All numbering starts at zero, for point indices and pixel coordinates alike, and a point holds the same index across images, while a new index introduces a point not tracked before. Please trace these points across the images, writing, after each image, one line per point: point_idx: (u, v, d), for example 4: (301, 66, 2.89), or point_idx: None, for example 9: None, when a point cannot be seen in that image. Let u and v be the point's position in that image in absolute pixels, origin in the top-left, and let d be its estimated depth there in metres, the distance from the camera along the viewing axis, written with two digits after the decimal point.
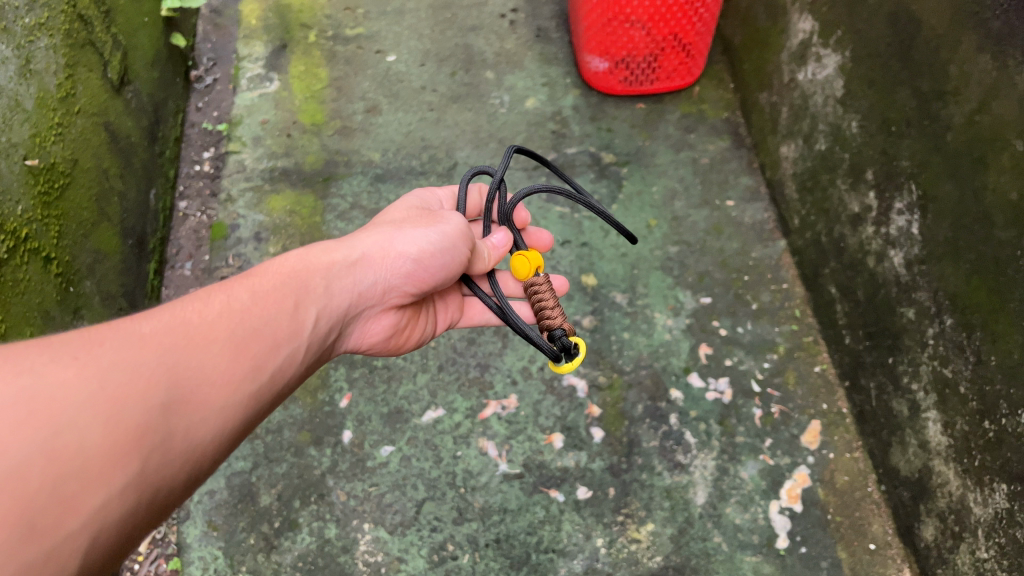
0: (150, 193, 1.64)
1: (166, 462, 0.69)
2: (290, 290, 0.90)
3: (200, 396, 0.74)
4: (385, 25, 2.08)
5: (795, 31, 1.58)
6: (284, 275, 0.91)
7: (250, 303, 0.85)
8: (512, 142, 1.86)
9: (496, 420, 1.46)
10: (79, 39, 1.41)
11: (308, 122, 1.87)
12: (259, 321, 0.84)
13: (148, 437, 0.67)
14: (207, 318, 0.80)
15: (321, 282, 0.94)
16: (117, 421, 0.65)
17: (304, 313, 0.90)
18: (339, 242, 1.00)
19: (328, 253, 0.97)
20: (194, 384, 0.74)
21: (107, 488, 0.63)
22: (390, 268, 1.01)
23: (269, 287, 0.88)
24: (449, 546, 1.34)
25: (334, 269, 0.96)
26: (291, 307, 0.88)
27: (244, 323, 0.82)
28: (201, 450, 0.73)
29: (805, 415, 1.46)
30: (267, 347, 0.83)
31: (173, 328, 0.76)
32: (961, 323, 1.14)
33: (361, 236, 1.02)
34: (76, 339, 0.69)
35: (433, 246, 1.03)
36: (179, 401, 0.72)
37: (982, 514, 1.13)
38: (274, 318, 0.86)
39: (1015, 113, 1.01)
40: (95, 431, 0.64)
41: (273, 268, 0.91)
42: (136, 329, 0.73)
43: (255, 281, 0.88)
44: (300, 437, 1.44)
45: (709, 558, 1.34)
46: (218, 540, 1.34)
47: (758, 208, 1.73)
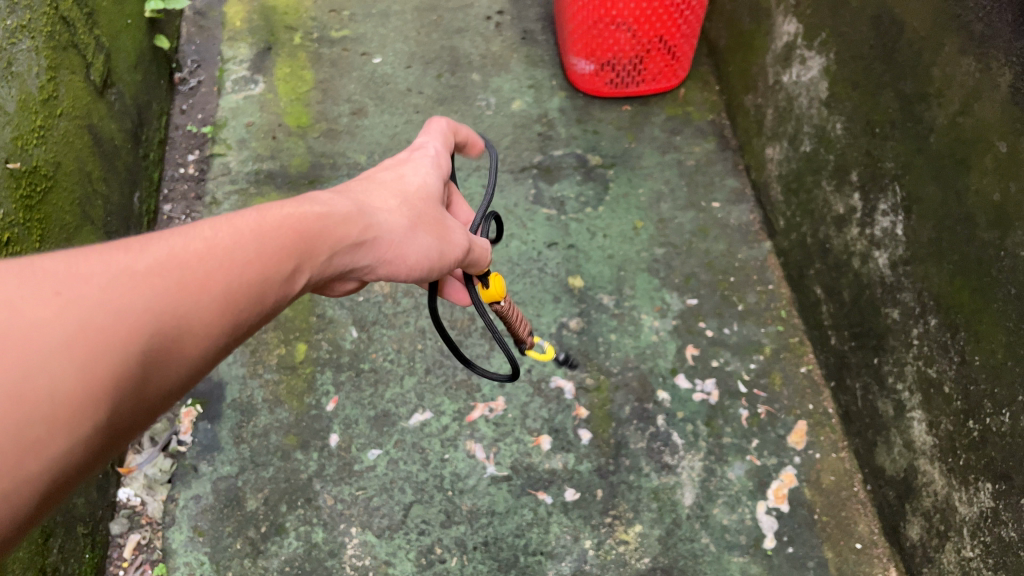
0: (134, 197, 1.63)
1: (131, 416, 0.56)
2: (307, 242, 0.72)
3: (186, 347, 0.59)
4: (371, 28, 2.07)
5: (780, 34, 1.59)
6: (304, 224, 0.72)
7: (262, 249, 0.67)
8: (499, 144, 1.86)
9: (483, 423, 1.46)
10: (61, 41, 1.40)
11: (293, 125, 1.87)
12: (266, 274, 0.67)
13: (122, 388, 0.54)
14: (213, 260, 0.62)
15: (331, 252, 0.75)
16: (92, 372, 0.52)
17: (304, 277, 0.72)
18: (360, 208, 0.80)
19: (350, 208, 0.79)
20: (182, 332, 0.59)
21: (70, 438, 0.51)
22: (389, 261, 0.81)
23: (286, 234, 0.70)
24: (437, 549, 1.34)
25: (348, 245, 0.77)
26: (305, 264, 0.71)
27: (247, 275, 0.65)
28: (168, 399, 0.60)
29: (792, 416, 1.47)
30: (263, 305, 0.67)
31: (173, 265, 0.60)
32: (945, 323, 1.15)
33: (379, 207, 0.82)
34: (57, 268, 0.54)
35: (433, 261, 0.86)
36: (160, 351, 0.57)
37: (967, 513, 1.13)
38: (281, 274, 0.68)
39: (997, 115, 1.02)
40: (70, 379, 0.51)
41: (301, 208, 0.73)
42: (128, 262, 0.57)
43: (272, 217, 0.70)
44: (286, 442, 1.43)
45: (697, 558, 1.34)
46: (203, 545, 1.33)
47: (744, 210, 1.74)
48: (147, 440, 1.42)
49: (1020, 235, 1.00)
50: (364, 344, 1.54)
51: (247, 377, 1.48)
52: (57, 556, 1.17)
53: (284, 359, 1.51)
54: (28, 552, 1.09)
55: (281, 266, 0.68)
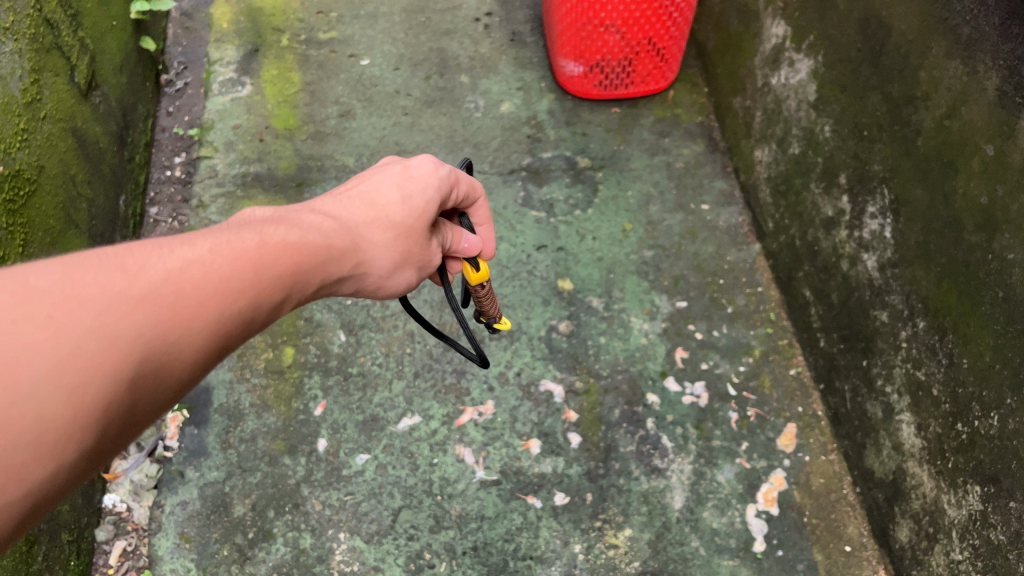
0: (119, 200, 1.62)
1: (113, 441, 0.56)
2: (296, 271, 0.71)
3: (173, 373, 0.59)
4: (358, 30, 2.06)
5: (768, 36, 1.59)
6: (293, 253, 0.71)
7: (253, 276, 0.66)
8: (488, 147, 1.85)
9: (473, 427, 1.45)
10: (45, 43, 1.39)
11: (281, 127, 1.85)
12: (254, 302, 0.66)
13: (110, 417, 0.54)
14: (207, 286, 0.62)
15: (318, 282, 0.75)
16: (81, 402, 0.51)
17: (286, 304, 0.72)
18: (348, 235, 0.79)
19: (338, 232, 0.78)
20: (169, 359, 0.58)
21: (53, 463, 0.50)
22: (370, 284, 0.84)
23: (277, 263, 0.69)
24: (426, 554, 1.33)
25: (331, 275, 0.77)
26: (290, 292, 0.71)
27: (237, 304, 0.64)
28: (148, 421, 0.60)
29: (781, 419, 1.47)
30: (246, 331, 0.67)
31: (168, 290, 0.59)
32: (933, 326, 1.15)
33: (370, 235, 0.81)
34: (53, 285, 0.53)
35: (407, 286, 0.88)
36: (148, 378, 0.57)
37: (956, 515, 1.13)
38: (267, 301, 0.68)
39: (984, 118, 1.02)
40: (60, 408, 0.50)
41: (291, 233, 0.73)
42: (125, 286, 0.56)
43: (267, 244, 0.69)
44: (274, 447, 1.42)
45: (687, 562, 1.34)
46: (190, 552, 1.32)
47: (732, 212, 1.74)
48: (133, 445, 1.40)
49: (1007, 239, 1.00)
50: (352, 348, 1.53)
51: (234, 381, 1.47)
52: (41, 564, 1.15)
53: (272, 363, 1.50)
54: (13, 560, 1.08)
55: (272, 293, 0.68)
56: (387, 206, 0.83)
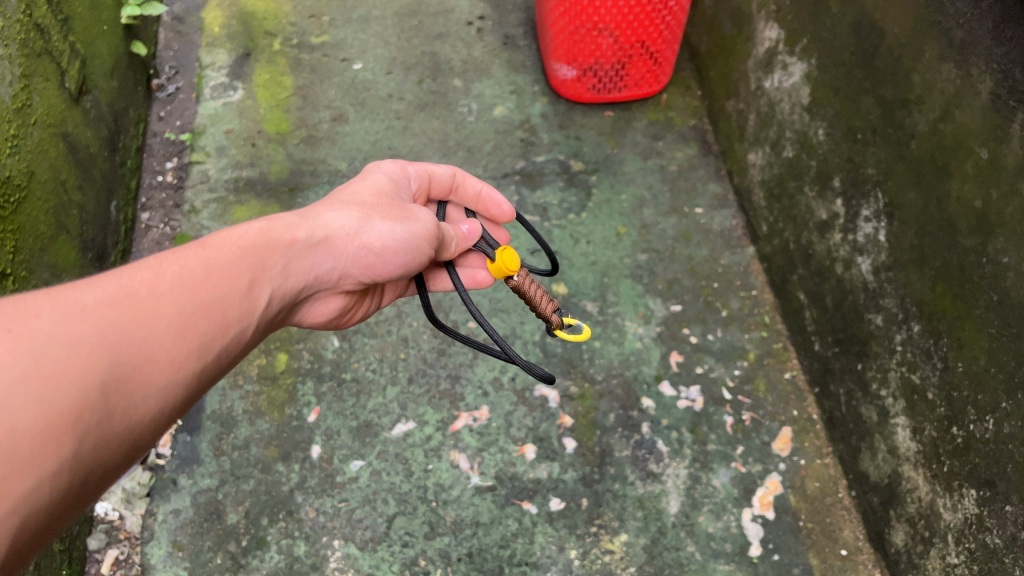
0: (111, 206, 1.61)
1: (101, 444, 0.63)
2: (252, 257, 0.83)
3: (143, 374, 0.68)
4: (350, 33, 2.06)
5: (761, 39, 1.59)
6: (244, 245, 0.84)
7: (207, 271, 0.78)
8: (481, 151, 1.85)
9: (467, 432, 1.45)
10: (35, 48, 1.38)
11: (273, 131, 1.85)
12: (215, 293, 0.77)
13: (88, 411, 0.61)
14: (155, 292, 0.72)
15: (280, 261, 0.87)
16: (51, 402, 0.59)
17: (258, 291, 0.83)
18: (302, 218, 0.93)
19: (282, 232, 0.89)
20: (138, 360, 0.67)
21: (38, 468, 0.57)
22: (352, 255, 0.95)
23: (228, 256, 0.81)
24: (421, 561, 1.32)
25: (294, 249, 0.89)
26: (245, 286, 0.81)
27: (197, 298, 0.75)
28: (139, 431, 0.67)
29: (776, 423, 1.47)
30: (219, 324, 0.77)
31: (121, 298, 0.69)
32: (928, 330, 1.15)
33: (326, 213, 0.95)
34: (9, 309, 0.62)
35: (396, 243, 0.97)
36: (120, 378, 0.65)
37: (951, 519, 1.13)
38: (229, 290, 0.79)
39: (978, 121, 1.02)
40: (33, 404, 0.57)
41: (231, 239, 0.84)
42: (75, 302, 0.66)
43: (211, 249, 0.81)
44: (267, 453, 1.41)
45: (683, 567, 1.33)
46: (183, 560, 1.31)
47: (726, 216, 1.74)
48: None
49: (1001, 242, 1.00)
50: (346, 354, 1.52)
51: (227, 388, 1.46)
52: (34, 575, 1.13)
53: (265, 369, 1.49)
54: None
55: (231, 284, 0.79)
56: (331, 200, 0.98)
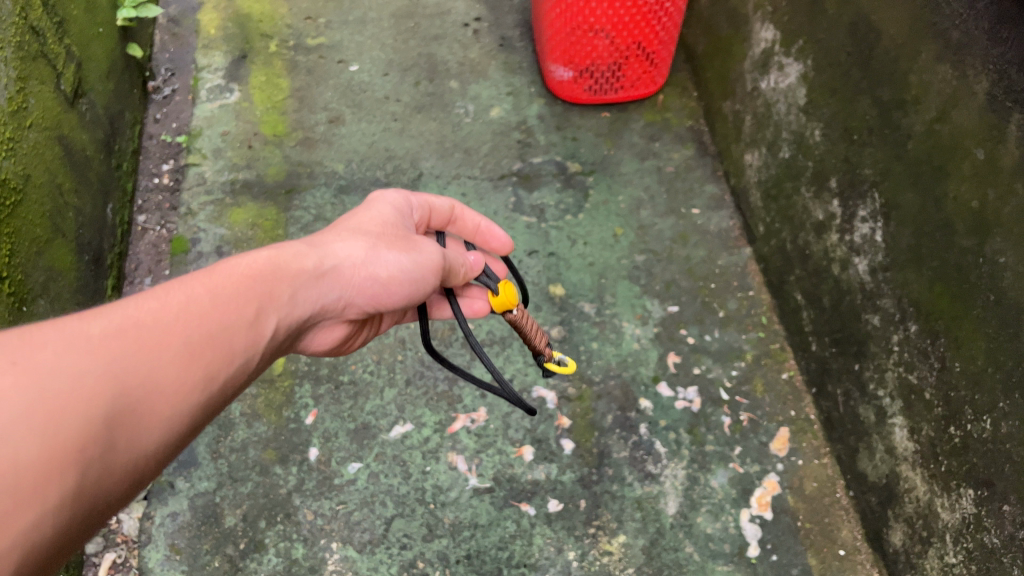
0: (107, 208, 1.60)
1: (105, 478, 0.59)
2: (260, 286, 0.80)
3: (148, 407, 0.64)
4: (347, 35, 2.06)
5: (757, 40, 1.59)
6: (252, 273, 0.80)
7: (213, 300, 0.75)
8: (478, 152, 1.85)
9: (465, 434, 1.45)
10: (31, 51, 1.38)
11: (270, 133, 1.84)
12: (222, 322, 0.74)
13: (92, 443, 0.58)
14: (161, 321, 0.69)
15: (288, 290, 0.83)
16: (56, 434, 0.55)
17: (264, 321, 0.79)
18: (309, 248, 0.89)
19: (290, 260, 0.86)
20: (144, 390, 0.64)
21: (43, 501, 0.53)
22: (359, 285, 0.92)
23: (235, 285, 0.78)
24: (419, 563, 1.32)
25: (302, 279, 0.86)
26: (252, 315, 0.77)
27: (203, 328, 0.72)
28: (141, 465, 0.63)
29: (774, 423, 1.47)
30: (225, 355, 0.73)
31: (127, 328, 0.66)
32: (925, 330, 1.15)
33: (334, 243, 0.91)
34: (13, 339, 0.58)
35: (404, 274, 0.95)
36: (124, 410, 0.62)
37: (949, 519, 1.13)
38: (235, 318, 0.75)
39: (975, 122, 1.02)
40: (37, 435, 0.54)
41: (238, 267, 0.80)
42: (80, 332, 0.62)
43: (217, 278, 0.77)
44: (265, 456, 1.41)
45: (681, 568, 1.33)
46: (181, 564, 1.30)
47: (723, 217, 1.74)
48: None
49: (998, 242, 1.00)
50: (343, 356, 1.52)
51: None
52: None
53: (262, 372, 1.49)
54: None
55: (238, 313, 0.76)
56: (339, 227, 0.95)
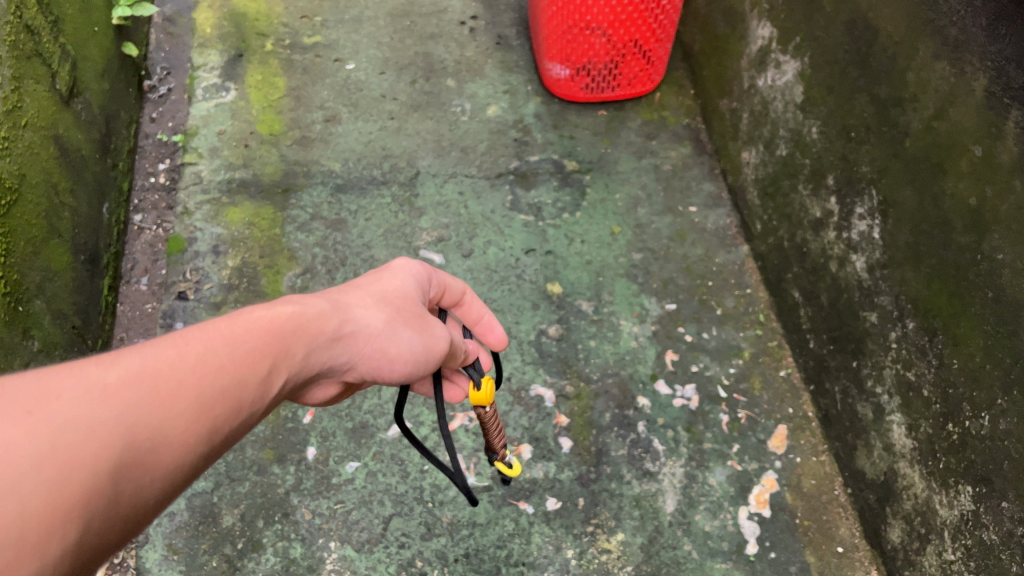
0: (102, 208, 1.60)
1: (105, 535, 0.53)
2: (283, 336, 0.71)
3: (157, 462, 0.57)
4: (343, 34, 2.05)
5: (754, 38, 1.59)
6: (276, 324, 0.71)
7: (233, 351, 0.66)
8: (475, 150, 1.85)
9: (463, 433, 1.45)
10: (25, 50, 1.37)
11: (266, 133, 1.84)
12: (239, 375, 0.65)
13: (90, 508, 0.51)
14: (182, 370, 0.61)
15: (306, 349, 0.73)
16: (62, 491, 0.49)
17: (280, 378, 0.70)
18: (333, 304, 0.78)
19: (315, 310, 0.75)
20: (151, 446, 0.56)
21: (39, 560, 0.47)
22: (370, 355, 0.80)
23: (260, 333, 0.69)
24: (417, 562, 1.32)
25: (319, 340, 0.74)
26: (267, 371, 0.68)
27: (220, 383, 0.63)
28: (134, 525, 0.56)
29: (772, 420, 1.47)
30: (238, 412, 0.65)
31: (145, 378, 0.58)
32: (923, 327, 1.15)
33: (356, 305, 0.80)
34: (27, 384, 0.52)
35: (411, 354, 0.82)
36: (134, 465, 0.55)
37: (948, 516, 1.13)
38: (252, 372, 0.66)
39: (973, 119, 1.02)
40: (37, 499, 0.47)
41: (261, 315, 0.71)
42: (99, 377, 0.56)
43: (241, 325, 0.68)
44: (262, 456, 1.40)
45: (680, 566, 1.33)
46: (178, 564, 1.30)
47: (720, 214, 1.74)
48: None
49: (997, 239, 1.00)
50: None
51: None
52: None
53: None
54: None
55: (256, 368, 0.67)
56: (362, 286, 0.84)
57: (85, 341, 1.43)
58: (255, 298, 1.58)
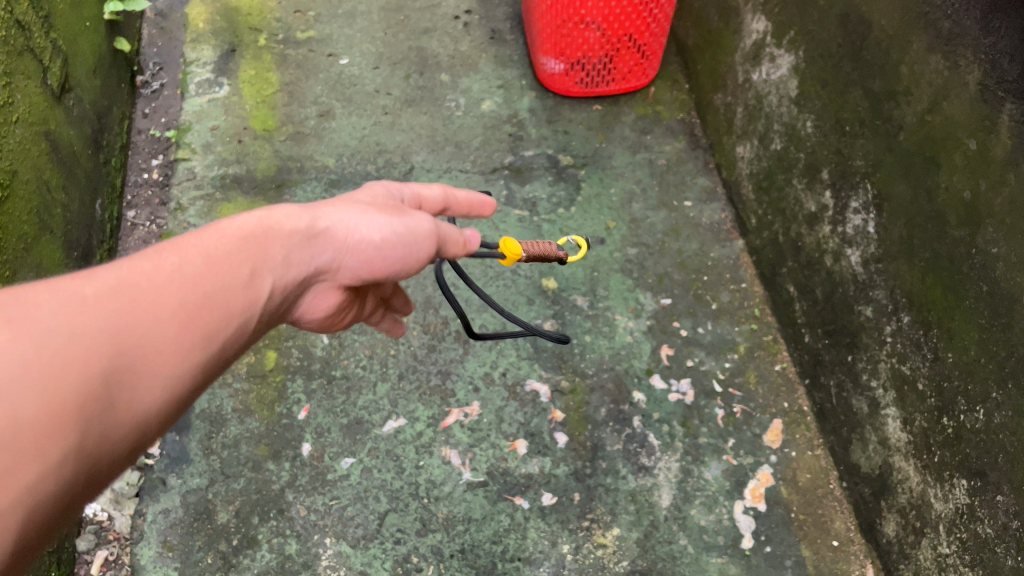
0: (95, 204, 1.59)
1: (101, 440, 0.55)
2: (258, 235, 0.72)
3: (147, 366, 0.59)
4: (337, 29, 2.05)
5: (748, 32, 1.59)
6: (249, 231, 0.71)
7: (210, 258, 0.67)
8: (469, 146, 1.84)
9: (459, 428, 1.44)
10: (16, 46, 1.36)
11: (259, 128, 1.83)
12: (220, 273, 0.67)
13: (83, 412, 0.53)
14: (160, 278, 0.62)
15: (285, 252, 0.74)
16: (51, 398, 0.51)
17: (265, 283, 0.71)
18: (306, 207, 0.78)
19: (289, 216, 0.75)
20: (138, 350, 0.58)
21: (36, 467, 0.49)
22: (354, 249, 0.80)
23: (237, 241, 0.70)
24: (413, 558, 1.32)
25: (297, 240, 0.75)
26: (250, 275, 0.69)
27: (203, 287, 0.65)
28: (141, 424, 0.59)
29: (767, 415, 1.47)
30: (228, 315, 0.66)
31: (120, 288, 0.59)
32: (918, 321, 1.15)
33: (328, 205, 0.80)
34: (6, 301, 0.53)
35: (397, 239, 0.82)
36: (121, 370, 0.57)
37: (942, 509, 1.13)
38: (235, 270, 0.68)
39: (967, 112, 1.02)
40: (27, 406, 0.49)
41: (235, 226, 0.71)
42: (74, 289, 0.57)
43: (215, 235, 0.69)
44: (257, 452, 1.40)
45: (675, 560, 1.33)
46: (173, 561, 1.30)
47: (715, 209, 1.74)
48: None
49: (991, 233, 1.00)
50: (335, 351, 1.52)
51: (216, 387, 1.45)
52: None
53: (254, 367, 1.49)
54: None
55: (237, 272, 0.68)
56: (333, 196, 0.83)
57: None
58: None
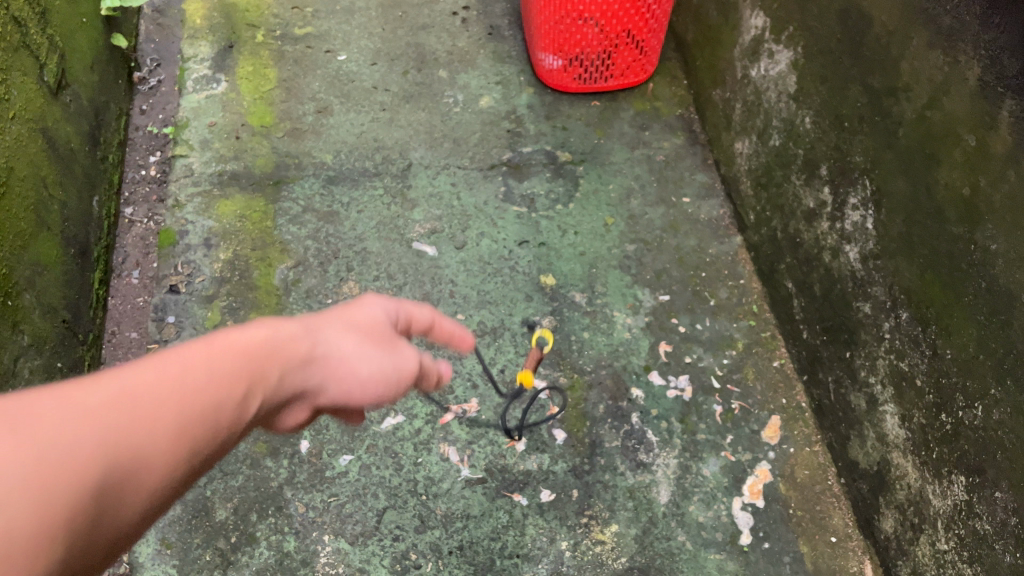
0: (92, 201, 1.59)
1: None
2: (257, 359, 0.61)
3: (118, 504, 0.49)
4: (334, 25, 2.04)
5: (747, 27, 1.58)
6: (248, 349, 0.61)
7: (206, 378, 0.56)
8: (467, 142, 1.84)
9: (457, 425, 1.45)
10: (12, 42, 1.36)
11: (257, 124, 1.83)
12: (210, 406, 0.56)
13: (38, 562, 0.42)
14: (147, 398, 0.52)
15: (279, 373, 0.63)
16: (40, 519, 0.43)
17: (254, 406, 0.60)
18: (306, 329, 0.67)
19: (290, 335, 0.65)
20: (116, 480, 0.48)
21: None
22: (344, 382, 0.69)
23: (231, 360, 0.59)
24: (412, 555, 1.31)
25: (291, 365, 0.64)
26: (241, 400, 0.59)
27: (190, 412, 0.54)
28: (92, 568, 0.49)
29: (765, 411, 1.47)
30: (206, 446, 0.56)
31: (110, 405, 0.50)
32: (916, 317, 1.15)
33: (328, 327, 0.69)
34: None
35: (390, 377, 0.71)
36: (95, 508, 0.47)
37: (941, 506, 1.14)
38: (224, 402, 0.57)
39: (966, 108, 1.02)
40: None
41: (232, 341, 0.60)
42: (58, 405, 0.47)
43: (211, 350, 0.59)
44: (256, 449, 1.40)
45: (674, 557, 1.33)
46: (172, 558, 1.30)
47: (713, 205, 1.74)
48: None
49: (990, 229, 1.00)
50: None
51: None
52: None
53: None
54: None
55: (231, 393, 0.58)
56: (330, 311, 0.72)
57: (77, 335, 1.43)
58: (248, 291, 1.57)
